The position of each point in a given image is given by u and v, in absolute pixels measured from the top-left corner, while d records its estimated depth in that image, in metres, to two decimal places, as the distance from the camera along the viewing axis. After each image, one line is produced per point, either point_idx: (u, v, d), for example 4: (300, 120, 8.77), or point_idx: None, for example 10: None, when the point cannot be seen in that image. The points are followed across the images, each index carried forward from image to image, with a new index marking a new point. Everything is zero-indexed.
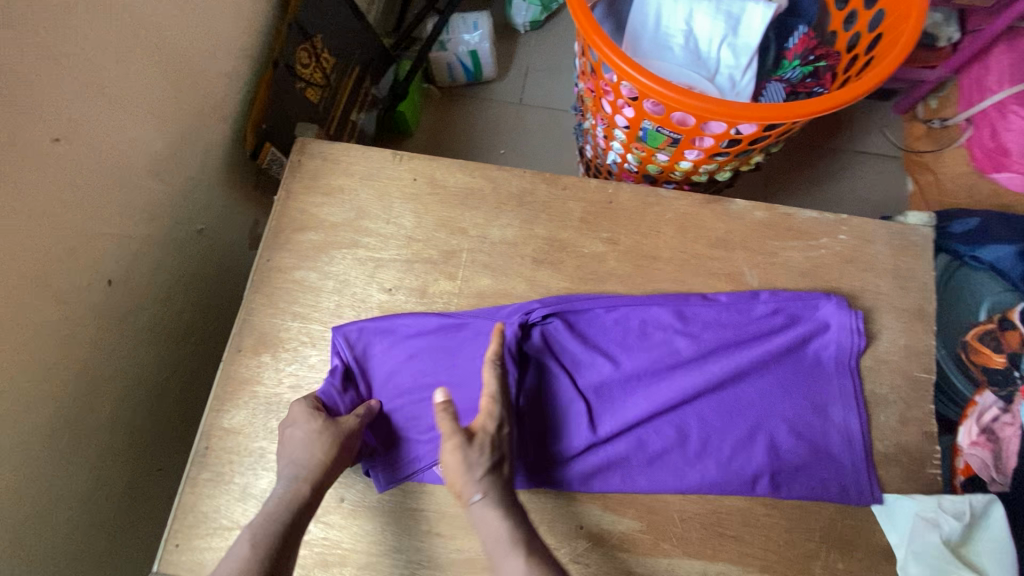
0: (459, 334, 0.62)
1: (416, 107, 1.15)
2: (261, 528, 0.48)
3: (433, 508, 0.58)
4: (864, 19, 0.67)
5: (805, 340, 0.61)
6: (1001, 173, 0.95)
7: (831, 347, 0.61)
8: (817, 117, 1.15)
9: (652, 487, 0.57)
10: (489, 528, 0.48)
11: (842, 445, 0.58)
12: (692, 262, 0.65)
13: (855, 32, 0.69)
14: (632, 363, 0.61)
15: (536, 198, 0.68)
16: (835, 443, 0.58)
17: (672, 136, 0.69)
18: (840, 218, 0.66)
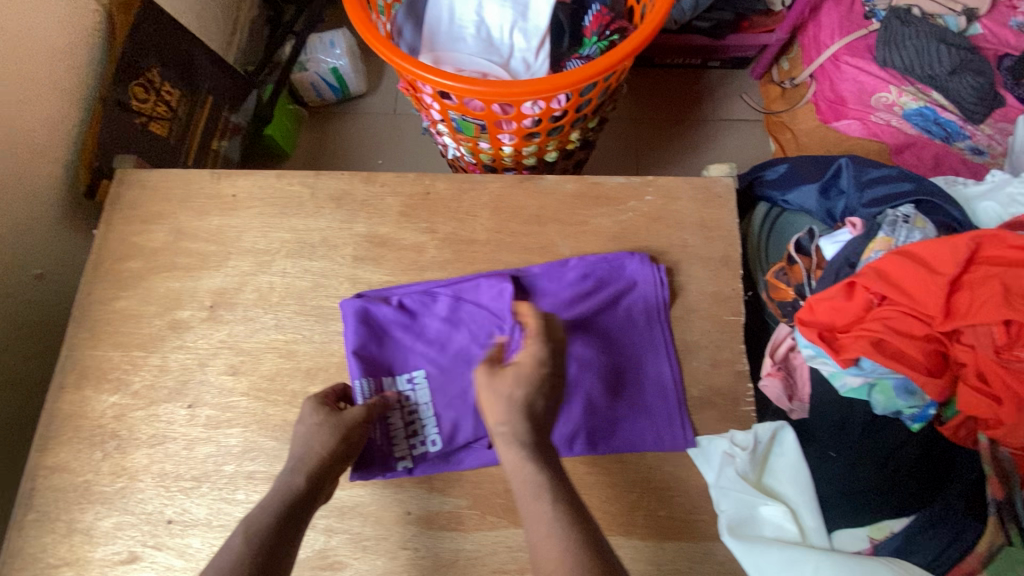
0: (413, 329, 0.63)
1: (288, 130, 1.17)
2: (254, 523, 0.46)
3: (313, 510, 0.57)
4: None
5: (614, 300, 0.63)
6: (841, 121, 1.01)
7: (639, 302, 0.62)
8: (671, 91, 1.21)
9: (475, 463, 0.58)
10: (514, 458, 0.47)
11: (656, 396, 0.59)
12: (509, 240, 0.67)
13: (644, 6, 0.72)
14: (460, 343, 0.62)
15: (354, 197, 0.69)
16: (650, 394, 0.59)
17: (479, 123, 0.72)
18: (647, 180, 0.69)
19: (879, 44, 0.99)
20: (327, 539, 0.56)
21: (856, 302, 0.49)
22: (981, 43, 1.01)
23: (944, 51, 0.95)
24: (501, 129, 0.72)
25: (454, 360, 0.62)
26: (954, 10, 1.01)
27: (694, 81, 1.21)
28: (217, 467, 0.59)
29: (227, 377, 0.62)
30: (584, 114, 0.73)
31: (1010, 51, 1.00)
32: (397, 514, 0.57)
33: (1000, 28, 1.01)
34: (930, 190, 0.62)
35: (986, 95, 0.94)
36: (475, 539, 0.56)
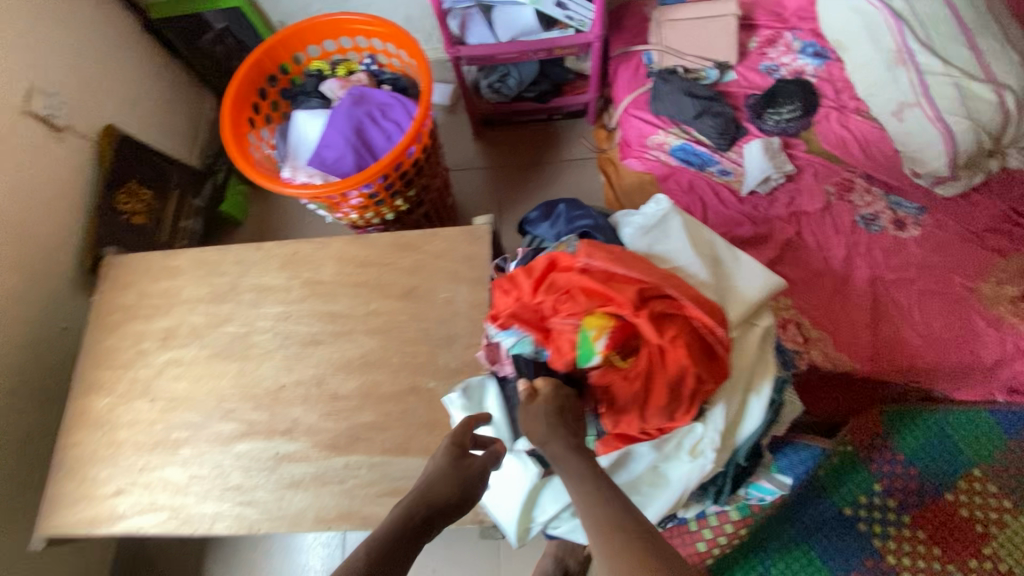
0: (342, 111, 1.06)
1: (240, 205, 1.57)
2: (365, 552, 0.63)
3: (221, 459, 0.93)
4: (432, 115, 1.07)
5: (393, 128, 1.07)
6: (628, 159, 1.34)
7: (400, 125, 1.07)
8: (529, 143, 1.56)
9: (321, 415, 0.94)
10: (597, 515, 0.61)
11: (379, 149, 1.07)
12: (344, 278, 1.02)
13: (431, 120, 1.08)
14: (336, 123, 1.05)
15: (248, 260, 1.06)
16: (375, 148, 1.07)
17: (326, 204, 1.07)
18: (436, 231, 1.03)
19: (652, 99, 1.31)
20: (229, 474, 0.92)
21: (511, 280, 0.78)
22: (734, 87, 1.32)
23: (690, 101, 1.26)
24: (341, 206, 1.08)
25: (305, 360, 0.97)
26: (708, 65, 1.32)
27: (547, 132, 1.56)
28: (166, 435, 0.96)
29: (173, 380, 1.00)
30: (396, 190, 1.08)
31: (755, 91, 1.31)
32: (270, 453, 0.92)
33: (749, 72, 1.32)
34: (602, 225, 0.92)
35: (725, 130, 1.25)
36: (316, 465, 0.91)
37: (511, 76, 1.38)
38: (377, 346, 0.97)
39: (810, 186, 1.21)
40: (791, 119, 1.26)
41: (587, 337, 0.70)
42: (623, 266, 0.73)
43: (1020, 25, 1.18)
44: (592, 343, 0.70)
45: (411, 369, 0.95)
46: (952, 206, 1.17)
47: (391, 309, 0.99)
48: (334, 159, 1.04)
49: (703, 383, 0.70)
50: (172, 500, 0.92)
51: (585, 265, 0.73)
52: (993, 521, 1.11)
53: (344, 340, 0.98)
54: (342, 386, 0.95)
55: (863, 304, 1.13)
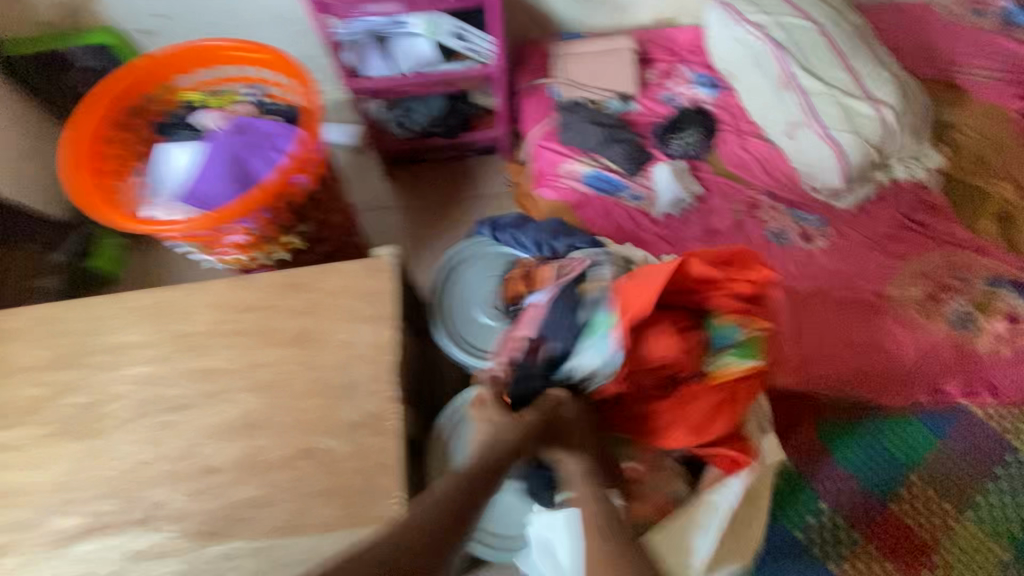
0: (217, 141, 0.96)
1: (116, 260, 1.38)
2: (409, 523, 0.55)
3: (56, 565, 0.74)
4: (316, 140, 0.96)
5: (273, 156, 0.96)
6: (543, 189, 1.30)
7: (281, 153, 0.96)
8: (445, 179, 1.51)
9: (191, 493, 0.77)
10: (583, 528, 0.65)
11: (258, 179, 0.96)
12: (224, 327, 0.89)
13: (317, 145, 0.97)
14: (209, 154, 0.96)
15: (104, 314, 0.90)
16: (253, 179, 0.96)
17: (201, 244, 0.96)
18: (332, 266, 0.92)
19: (560, 130, 1.31)
20: None
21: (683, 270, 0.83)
22: (639, 116, 1.35)
23: (595, 130, 1.28)
24: (218, 245, 0.96)
25: (172, 428, 0.81)
26: (610, 96, 1.35)
27: (461, 168, 1.52)
28: None
29: None
30: (281, 224, 0.97)
31: (659, 120, 1.34)
32: (121, 551, 0.74)
33: (652, 103, 1.36)
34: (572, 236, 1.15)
35: (635, 156, 1.27)
36: (183, 558, 0.73)
37: (417, 110, 1.35)
38: (262, 402, 0.82)
39: (720, 206, 1.23)
40: (694, 144, 1.29)
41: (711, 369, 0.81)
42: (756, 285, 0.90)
43: (884, 51, 1.28)
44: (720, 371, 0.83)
45: (304, 426, 0.81)
46: (852, 217, 1.22)
47: (281, 358, 0.86)
48: (205, 193, 0.94)
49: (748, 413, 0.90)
50: None
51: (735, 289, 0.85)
52: (938, 528, 1.08)
53: (222, 400, 0.83)
54: (218, 456, 0.79)
55: (782, 317, 1.12)
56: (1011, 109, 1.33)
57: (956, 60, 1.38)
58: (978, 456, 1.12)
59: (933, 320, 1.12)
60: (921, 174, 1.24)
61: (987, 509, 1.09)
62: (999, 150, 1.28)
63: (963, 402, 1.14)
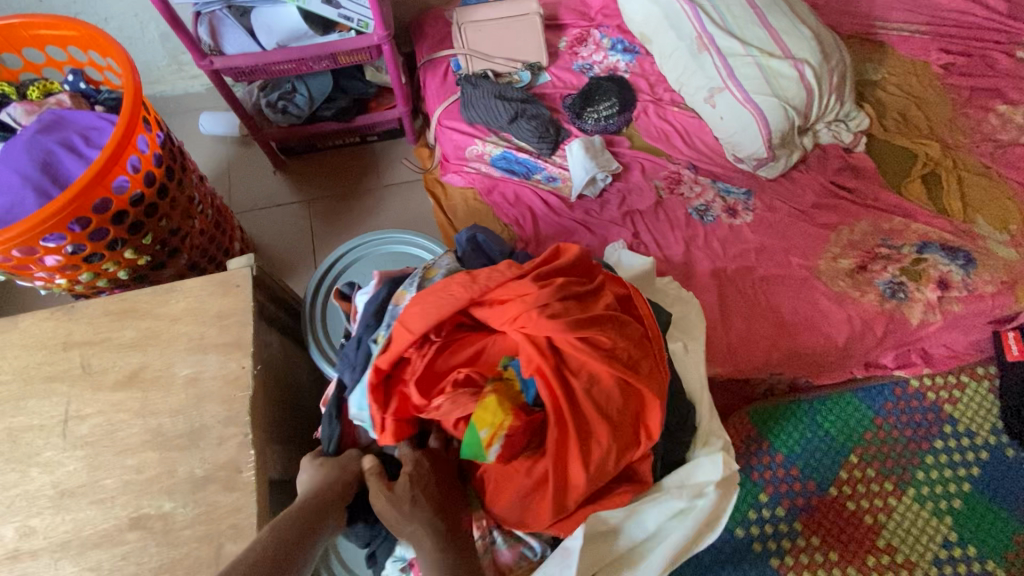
0: (20, 140, 0.77)
1: None
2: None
3: None
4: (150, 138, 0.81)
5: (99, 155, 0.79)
6: (449, 175, 1.17)
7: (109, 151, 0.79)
8: (345, 169, 1.35)
9: None
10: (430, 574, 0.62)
11: None
12: (33, 373, 0.71)
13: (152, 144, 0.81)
14: (9, 155, 0.76)
15: None
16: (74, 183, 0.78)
17: (8, 270, 0.77)
18: (173, 286, 0.76)
19: (464, 107, 1.17)
20: None
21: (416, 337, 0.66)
22: (550, 88, 1.22)
23: (502, 104, 1.13)
24: (32, 270, 0.77)
25: None
26: (519, 67, 1.21)
27: (363, 155, 1.36)
28: None
29: None
30: (115, 238, 0.80)
31: (572, 91, 1.21)
32: None
33: (563, 72, 1.23)
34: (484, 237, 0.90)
35: (544, 133, 1.13)
36: None
37: (298, 92, 1.18)
38: (82, 463, 0.67)
39: (640, 183, 1.12)
40: (611, 116, 1.18)
41: (477, 425, 0.62)
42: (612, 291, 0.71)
43: (804, 6, 1.20)
44: (490, 439, 0.62)
45: (136, 489, 0.65)
46: (778, 187, 1.14)
47: (106, 406, 0.69)
48: (4, 204, 0.74)
49: (631, 458, 0.68)
50: None
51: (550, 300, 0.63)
52: (880, 510, 1.03)
53: (33, 466, 0.67)
54: (26, 538, 0.63)
55: (710, 301, 1.03)
56: (931, 63, 1.28)
57: (876, 14, 1.32)
58: (915, 428, 1.09)
59: (866, 292, 1.05)
60: (846, 137, 1.17)
61: (926, 483, 1.05)
62: (921, 107, 1.23)
63: (898, 373, 1.11)
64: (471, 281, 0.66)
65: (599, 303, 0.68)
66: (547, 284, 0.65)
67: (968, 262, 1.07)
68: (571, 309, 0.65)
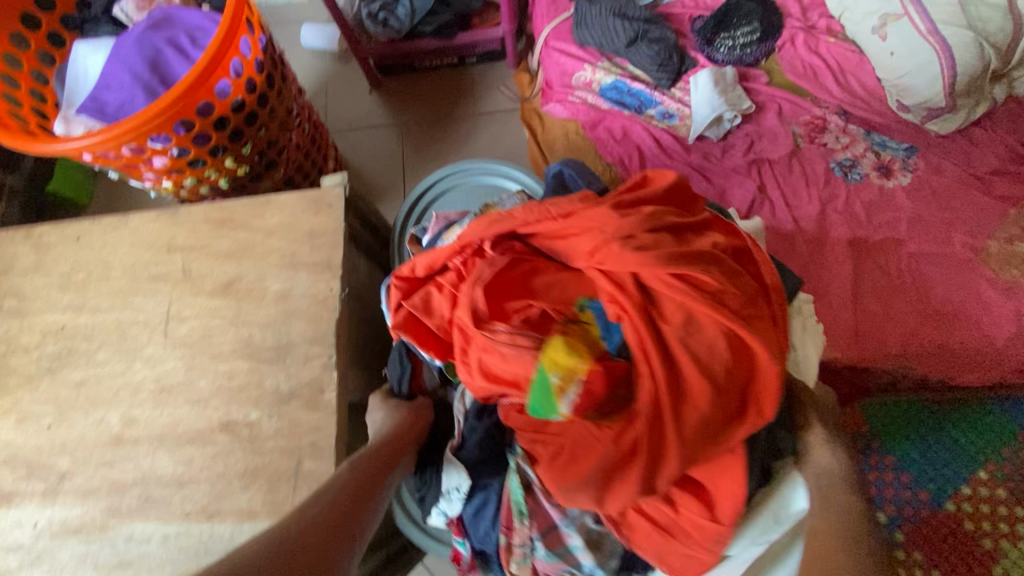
0: (131, 35, 0.76)
1: (81, 185, 1.26)
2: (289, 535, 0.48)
3: None
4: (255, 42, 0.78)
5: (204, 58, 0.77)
6: (551, 104, 1.06)
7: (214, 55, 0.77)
8: (440, 93, 1.28)
9: (100, 464, 0.66)
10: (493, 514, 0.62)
11: None
12: (140, 271, 0.74)
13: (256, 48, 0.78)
14: (121, 51, 0.76)
15: (16, 251, 0.77)
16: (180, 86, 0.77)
17: (120, 168, 0.79)
18: (269, 199, 0.75)
19: (575, 26, 1.04)
20: None
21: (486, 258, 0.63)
22: (678, 8, 1.05)
23: (621, 24, 0.99)
24: (141, 170, 0.79)
25: (82, 388, 0.70)
26: None
27: (459, 79, 1.28)
28: None
29: None
30: (218, 145, 0.79)
31: (704, 13, 1.04)
32: (25, 526, 0.65)
33: None
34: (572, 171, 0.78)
35: (666, 61, 0.99)
36: (89, 537, 0.64)
37: (400, 5, 1.11)
38: (180, 363, 0.69)
39: (774, 128, 0.96)
40: (748, 44, 1.00)
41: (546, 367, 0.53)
42: (723, 233, 0.58)
43: None
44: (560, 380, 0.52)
45: (226, 394, 0.67)
46: (950, 145, 0.93)
47: (202, 311, 0.71)
48: (116, 102, 0.74)
49: (740, 435, 0.53)
50: None
51: (636, 229, 0.54)
52: (1004, 536, 0.89)
53: (137, 358, 0.70)
54: (130, 424, 0.67)
55: (840, 275, 0.88)
56: None
57: None
58: None
59: None
60: None
61: None
62: None
63: None
64: (548, 207, 0.61)
65: (702, 241, 0.57)
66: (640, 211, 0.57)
67: None
68: (665, 242, 0.55)
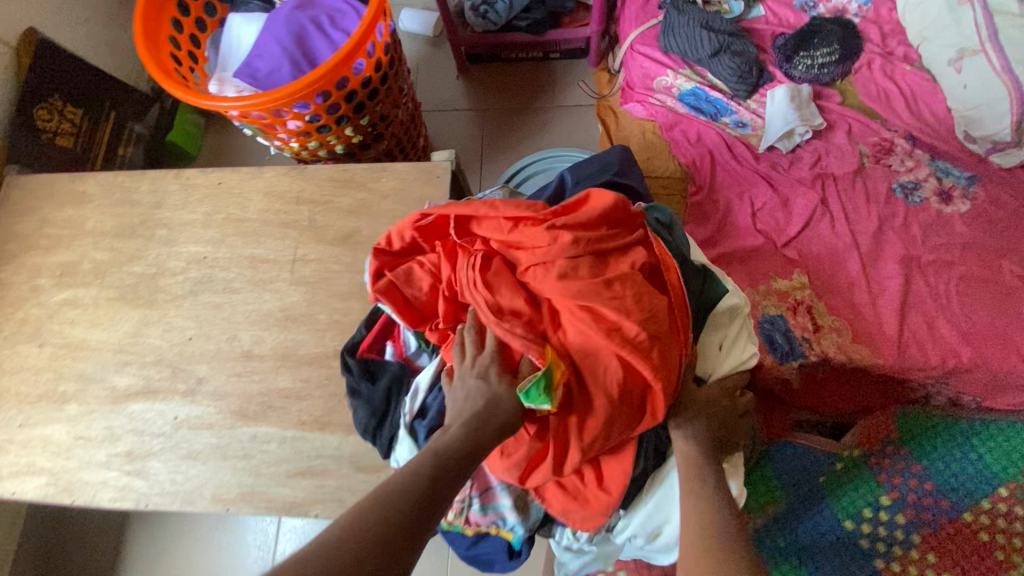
0: (282, 12, 0.88)
1: (192, 136, 1.42)
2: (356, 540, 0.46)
3: (112, 418, 0.79)
4: (384, 28, 0.88)
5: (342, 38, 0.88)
6: (630, 104, 1.14)
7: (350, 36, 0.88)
8: (522, 84, 1.37)
9: (230, 374, 0.79)
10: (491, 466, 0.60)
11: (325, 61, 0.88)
12: (271, 217, 0.86)
13: (384, 34, 0.88)
14: (273, 26, 0.87)
15: (168, 189, 0.90)
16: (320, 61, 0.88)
17: (258, 128, 0.91)
18: (386, 166, 0.86)
19: (662, 33, 1.12)
20: (119, 439, 0.78)
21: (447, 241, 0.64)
22: (762, 24, 1.11)
23: (706, 35, 1.06)
24: (277, 131, 0.91)
25: (219, 310, 0.82)
26: None
27: (542, 73, 1.37)
28: (49, 390, 0.82)
29: (65, 325, 0.85)
30: (343, 114, 0.90)
31: (786, 30, 1.10)
32: (167, 418, 0.78)
33: (782, 8, 1.12)
34: (628, 161, 0.80)
35: (746, 74, 1.05)
36: (219, 433, 0.77)
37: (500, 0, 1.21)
38: (302, 298, 0.81)
39: (842, 146, 1.02)
40: (826, 63, 1.06)
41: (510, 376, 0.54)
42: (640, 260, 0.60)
43: None
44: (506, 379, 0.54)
45: (340, 329, 0.79)
46: (1013, 179, 0.98)
47: (322, 256, 0.83)
48: (266, 71, 0.86)
49: (632, 434, 0.58)
50: (48, 466, 0.78)
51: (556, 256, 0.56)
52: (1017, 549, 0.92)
53: (266, 289, 0.82)
54: (258, 343, 0.80)
55: (889, 288, 0.94)
56: None
57: None
58: None
59: None
60: None
61: None
62: None
63: None
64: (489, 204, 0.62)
65: (616, 269, 0.59)
66: (562, 233, 0.57)
67: None
68: (581, 268, 0.57)
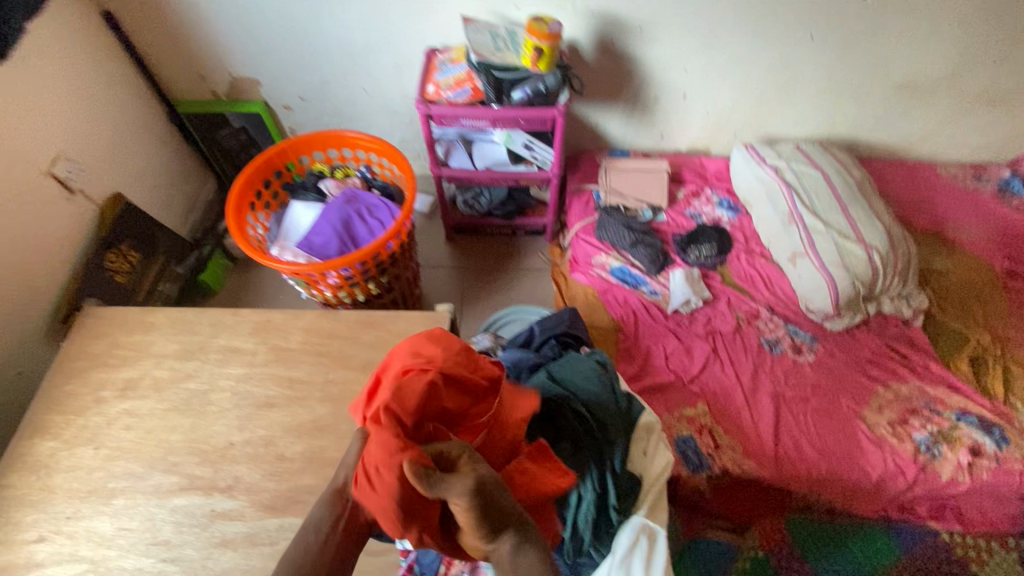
0: (335, 203, 1.25)
1: (219, 276, 1.70)
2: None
3: (155, 509, 0.96)
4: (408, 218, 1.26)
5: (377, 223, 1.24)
6: (577, 273, 1.54)
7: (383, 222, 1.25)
8: (494, 251, 1.78)
9: (263, 473, 0.99)
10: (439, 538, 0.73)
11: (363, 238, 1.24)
12: (309, 348, 1.13)
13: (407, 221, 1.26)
14: (328, 212, 1.23)
15: (224, 323, 1.16)
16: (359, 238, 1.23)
17: (303, 281, 1.21)
18: (401, 314, 1.17)
19: (598, 227, 1.57)
20: (159, 528, 0.94)
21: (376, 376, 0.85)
22: (664, 226, 1.60)
23: (627, 232, 1.52)
24: (319, 285, 1.22)
25: (257, 419, 1.04)
26: (644, 206, 1.61)
27: (510, 243, 1.79)
28: (102, 484, 0.99)
29: (122, 430, 1.04)
30: (370, 275, 1.23)
31: (682, 231, 1.58)
32: (206, 509, 0.96)
33: (678, 216, 1.61)
34: (576, 318, 1.15)
35: (656, 259, 1.50)
36: (249, 522, 0.94)
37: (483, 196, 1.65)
38: (328, 412, 1.05)
39: (724, 311, 1.43)
40: (710, 256, 1.52)
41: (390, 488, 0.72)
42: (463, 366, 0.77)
43: (880, 203, 1.51)
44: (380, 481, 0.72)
45: None
46: (840, 339, 1.40)
47: (347, 379, 1.08)
48: (320, 244, 1.20)
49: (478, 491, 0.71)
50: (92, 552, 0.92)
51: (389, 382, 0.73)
52: None
53: (299, 405, 1.06)
54: (289, 448, 1.01)
55: (766, 416, 1.28)
56: (994, 267, 1.51)
57: (946, 217, 1.60)
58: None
59: (903, 442, 1.24)
60: (906, 311, 1.42)
61: None
62: (978, 300, 1.46)
63: (929, 522, 1.26)
64: None
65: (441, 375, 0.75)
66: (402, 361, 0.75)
67: (1000, 440, 1.24)
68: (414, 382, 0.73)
